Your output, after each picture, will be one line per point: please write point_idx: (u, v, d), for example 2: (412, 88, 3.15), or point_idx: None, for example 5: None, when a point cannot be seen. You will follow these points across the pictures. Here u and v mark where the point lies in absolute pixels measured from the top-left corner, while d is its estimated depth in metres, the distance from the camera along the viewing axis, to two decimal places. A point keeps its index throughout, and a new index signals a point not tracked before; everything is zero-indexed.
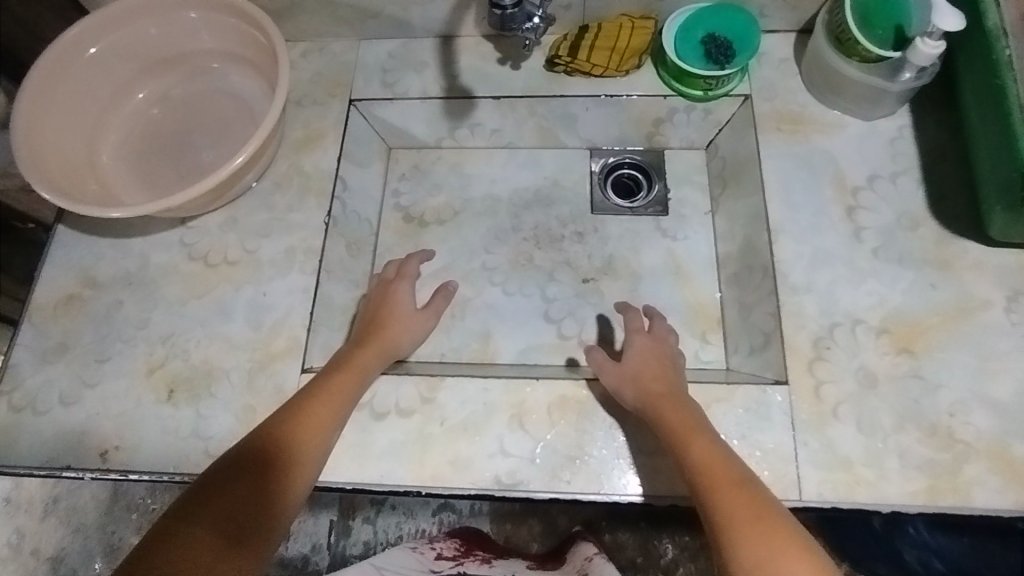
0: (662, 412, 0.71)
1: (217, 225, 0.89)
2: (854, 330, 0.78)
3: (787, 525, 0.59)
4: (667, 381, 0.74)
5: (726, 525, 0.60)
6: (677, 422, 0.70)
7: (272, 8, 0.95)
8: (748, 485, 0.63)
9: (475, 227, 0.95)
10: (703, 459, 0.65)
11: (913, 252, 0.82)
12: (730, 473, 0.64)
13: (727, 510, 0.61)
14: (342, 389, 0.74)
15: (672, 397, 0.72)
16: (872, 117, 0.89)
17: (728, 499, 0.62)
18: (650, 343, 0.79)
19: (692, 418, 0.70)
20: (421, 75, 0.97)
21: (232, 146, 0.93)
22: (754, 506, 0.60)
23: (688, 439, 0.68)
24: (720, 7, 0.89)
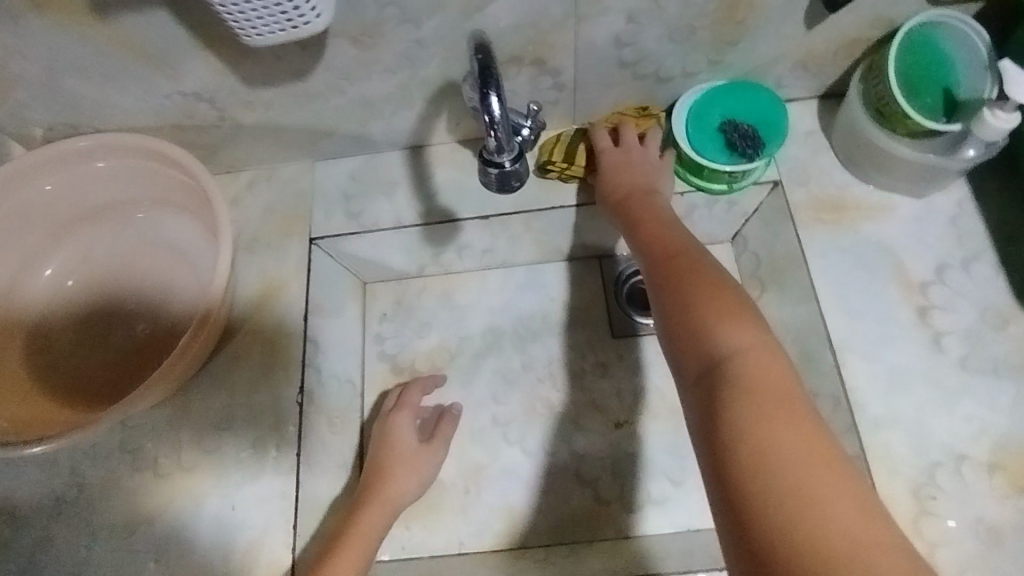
0: (632, 228, 0.66)
1: (165, 420, 0.72)
2: (959, 470, 0.64)
3: (749, 317, 0.51)
4: (649, 207, 0.68)
5: (675, 312, 0.53)
6: (636, 238, 0.65)
7: (205, 141, 0.79)
8: (737, 297, 0.52)
9: (478, 373, 0.80)
10: (663, 277, 0.57)
11: (1009, 357, 0.68)
12: (717, 282, 0.54)
13: (698, 321, 0.51)
14: (357, 540, 0.61)
15: (643, 224, 0.66)
16: (922, 194, 0.75)
17: (686, 292, 0.54)
18: (633, 164, 0.73)
19: (666, 230, 0.64)
20: (392, 197, 0.82)
21: (173, 313, 0.76)
22: (718, 303, 0.52)
23: (644, 256, 0.62)
24: (735, 86, 0.76)
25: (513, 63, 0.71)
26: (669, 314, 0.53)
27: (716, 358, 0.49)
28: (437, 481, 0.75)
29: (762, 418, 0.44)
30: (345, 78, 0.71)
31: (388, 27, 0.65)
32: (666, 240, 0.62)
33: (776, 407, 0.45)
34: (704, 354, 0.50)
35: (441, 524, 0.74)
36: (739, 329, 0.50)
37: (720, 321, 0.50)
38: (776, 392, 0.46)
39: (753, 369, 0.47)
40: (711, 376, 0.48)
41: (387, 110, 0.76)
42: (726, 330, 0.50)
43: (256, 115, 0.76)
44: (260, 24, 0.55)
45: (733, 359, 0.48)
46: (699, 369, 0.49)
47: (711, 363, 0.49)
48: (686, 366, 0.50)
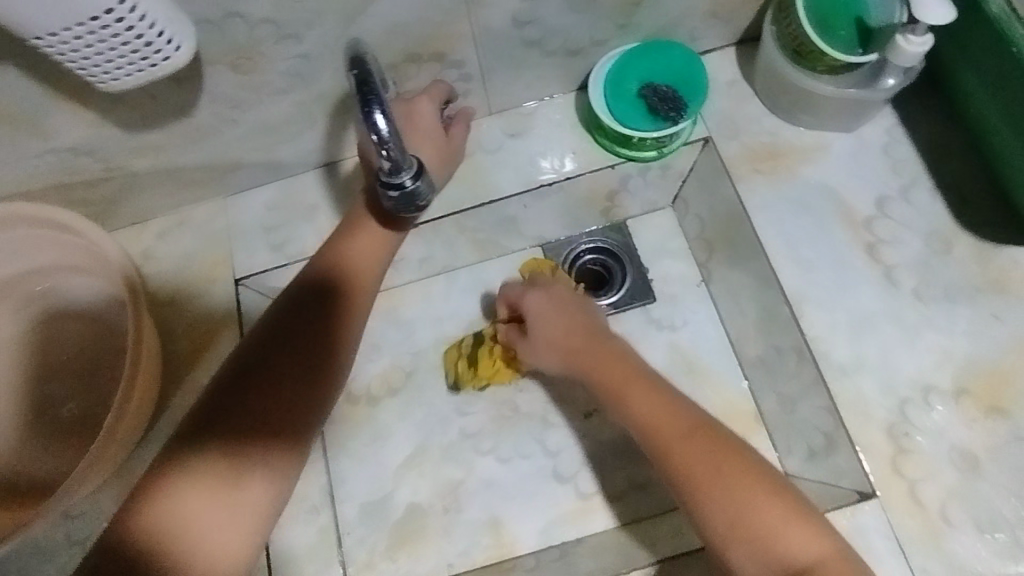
0: (620, 398, 0.58)
1: (114, 500, 0.68)
2: (928, 403, 0.64)
3: (790, 499, 0.51)
4: (617, 362, 0.60)
5: (728, 524, 0.50)
6: (633, 402, 0.57)
7: (98, 196, 0.73)
8: (750, 458, 0.53)
9: (437, 387, 0.77)
10: (697, 456, 0.53)
11: (960, 280, 0.67)
12: (727, 454, 0.53)
13: (740, 522, 0.50)
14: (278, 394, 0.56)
15: (643, 382, 0.58)
16: (853, 127, 0.74)
17: (730, 489, 0.51)
18: (543, 306, 0.65)
19: (652, 391, 0.57)
20: (315, 222, 0.77)
21: (100, 386, 0.71)
22: (762, 498, 0.51)
23: (652, 427, 0.55)
24: (648, 48, 0.73)
25: (412, 61, 0.67)
26: (717, 520, 0.50)
27: (792, 567, 0.48)
28: (414, 508, 0.72)
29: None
30: (234, 107, 0.66)
31: (266, 45, 0.59)
32: (624, 372, 0.59)
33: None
34: (773, 568, 0.48)
35: (426, 550, 0.71)
36: (729, 524, 0.50)
37: (783, 531, 0.49)
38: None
39: (830, 565, 0.48)
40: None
41: (290, 132, 0.71)
42: (790, 537, 0.49)
43: (148, 161, 0.70)
44: (112, 66, 0.49)
45: (813, 568, 0.48)
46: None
47: (790, 574, 0.48)
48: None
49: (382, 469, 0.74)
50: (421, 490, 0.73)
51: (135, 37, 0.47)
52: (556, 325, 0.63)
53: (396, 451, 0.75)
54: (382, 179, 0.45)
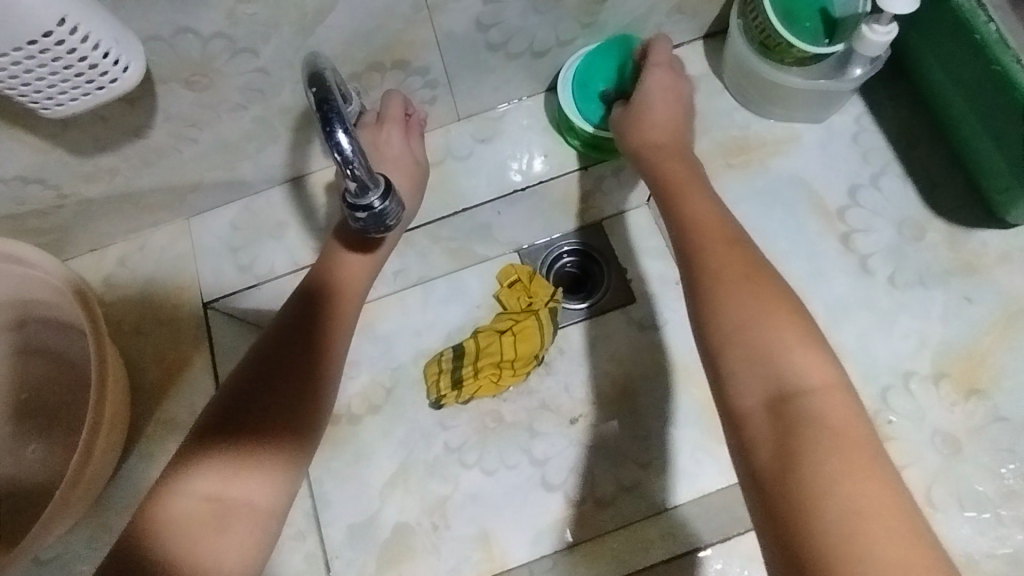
0: (695, 245, 0.56)
1: (86, 542, 0.65)
2: (909, 389, 0.64)
3: (824, 359, 0.47)
4: (712, 219, 0.58)
5: (763, 384, 0.46)
6: (706, 249, 0.55)
7: (52, 225, 0.69)
8: (804, 325, 0.49)
9: (419, 402, 0.75)
10: (733, 297, 0.51)
11: (933, 265, 0.68)
12: (784, 310, 0.50)
13: (761, 343, 0.48)
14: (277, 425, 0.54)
15: (709, 235, 0.56)
16: (822, 117, 0.74)
17: (756, 315, 0.49)
18: (699, 206, 0.59)
19: (731, 246, 0.55)
20: (284, 239, 0.75)
21: (67, 423, 0.68)
22: (802, 351, 0.47)
23: (708, 271, 0.53)
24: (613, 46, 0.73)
25: (374, 70, 0.65)
26: (731, 323, 0.50)
27: (777, 393, 0.45)
28: (402, 526, 0.70)
29: (842, 468, 0.41)
30: (191, 125, 0.63)
31: (221, 60, 0.57)
32: (725, 234, 0.55)
33: (853, 464, 0.41)
34: (769, 383, 0.46)
35: (416, 570, 0.69)
36: (739, 324, 0.49)
37: (793, 351, 0.47)
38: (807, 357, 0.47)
39: (831, 414, 0.44)
40: (783, 403, 0.45)
41: (251, 148, 0.69)
42: (798, 366, 0.47)
43: (102, 185, 0.67)
44: (53, 91, 0.46)
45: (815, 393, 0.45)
46: (765, 405, 0.45)
47: (776, 391, 0.46)
48: (741, 410, 0.46)
49: (366, 489, 0.72)
50: (408, 508, 0.71)
51: (77, 59, 0.44)
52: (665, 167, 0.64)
53: (380, 470, 0.73)
54: (348, 201, 0.43)
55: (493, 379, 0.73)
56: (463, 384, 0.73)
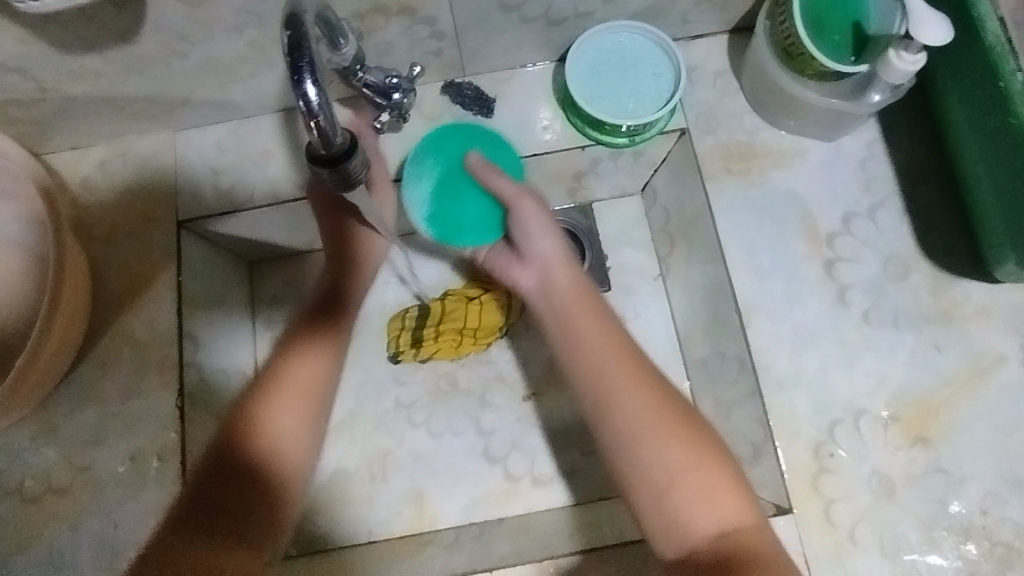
0: (602, 383, 0.53)
1: (28, 440, 0.65)
2: (857, 425, 0.64)
3: (742, 495, 0.49)
4: (621, 350, 0.54)
5: (687, 508, 0.49)
6: (625, 394, 0.52)
7: (32, 117, 0.68)
8: (725, 465, 0.50)
9: (378, 353, 0.75)
10: (664, 441, 0.50)
11: (910, 308, 0.67)
12: (704, 453, 0.50)
13: (693, 487, 0.49)
14: (296, 393, 0.55)
15: (611, 362, 0.53)
16: (832, 137, 0.71)
17: (683, 466, 0.49)
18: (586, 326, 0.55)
19: (644, 389, 0.52)
20: (268, 169, 0.74)
21: (18, 320, 0.67)
22: (724, 491, 0.49)
23: (623, 421, 0.51)
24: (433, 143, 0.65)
25: (378, 12, 0.62)
26: (664, 467, 0.49)
27: (717, 536, 0.47)
28: (341, 471, 0.72)
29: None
30: (181, 40, 0.61)
31: None
32: (629, 360, 0.53)
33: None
34: (710, 521, 0.48)
35: (348, 515, 0.71)
36: (677, 468, 0.49)
37: (721, 496, 0.48)
38: (725, 485, 0.49)
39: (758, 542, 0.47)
40: (730, 548, 0.47)
41: (245, 71, 0.67)
42: (720, 505, 0.48)
43: (85, 86, 0.65)
44: None
45: (740, 531, 0.48)
46: (714, 552, 0.47)
47: (722, 537, 0.47)
48: (691, 548, 0.48)
49: None
50: (350, 455, 0.73)
51: None
52: (561, 281, 0.59)
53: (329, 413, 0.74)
54: (313, 154, 0.41)
55: (453, 345, 0.72)
56: (422, 345, 0.72)
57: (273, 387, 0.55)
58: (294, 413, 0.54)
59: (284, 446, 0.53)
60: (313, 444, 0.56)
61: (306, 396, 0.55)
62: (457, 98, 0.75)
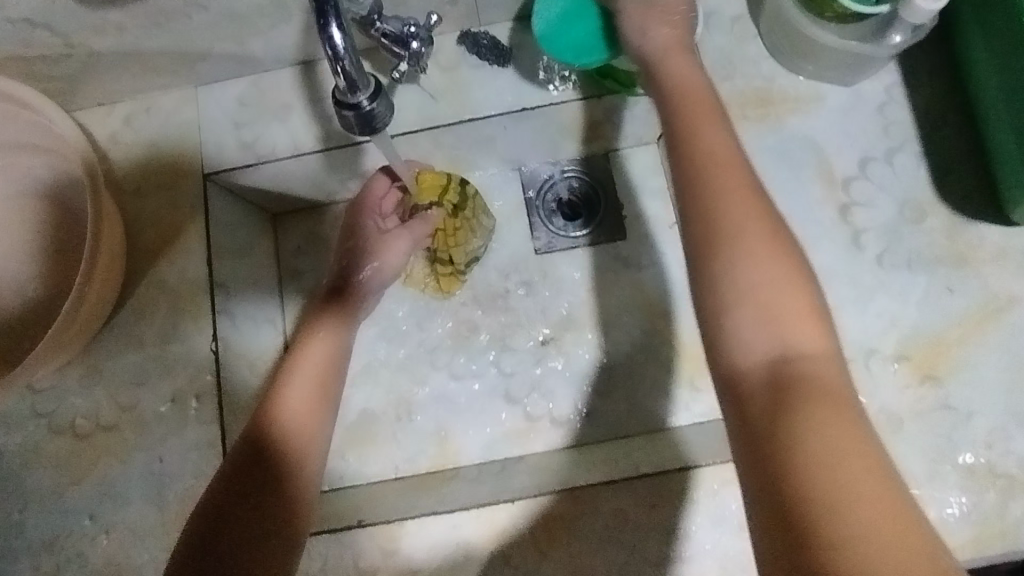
0: (706, 213, 0.49)
1: (78, 379, 0.70)
2: (868, 365, 0.66)
3: (821, 325, 0.46)
4: (738, 168, 0.51)
5: (757, 331, 0.45)
6: (724, 197, 0.49)
7: (59, 73, 0.71)
8: (805, 292, 0.46)
9: (401, 300, 0.78)
10: (752, 264, 0.47)
11: (923, 250, 0.68)
12: (795, 286, 0.46)
13: (767, 304, 0.46)
14: (309, 371, 0.62)
15: (733, 194, 0.49)
16: (850, 81, 0.71)
17: (768, 284, 0.46)
18: (714, 140, 0.53)
19: (748, 203, 0.49)
20: (287, 122, 0.75)
21: (64, 268, 0.72)
22: (806, 320, 0.45)
23: (725, 230, 0.49)
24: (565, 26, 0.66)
25: None
26: (749, 286, 0.46)
27: (776, 359, 0.44)
28: (368, 413, 0.76)
29: (825, 415, 0.40)
30: None
31: None
32: (747, 185, 0.50)
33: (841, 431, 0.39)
34: (775, 344, 0.44)
35: (375, 453, 0.74)
36: (757, 285, 0.46)
37: (795, 317, 0.45)
38: (795, 308, 0.46)
39: (823, 375, 0.43)
40: (787, 374, 0.43)
41: (264, 23, 0.68)
42: (794, 330, 0.45)
43: (109, 40, 0.67)
44: None
45: (808, 356, 0.44)
46: (767, 376, 0.43)
47: (782, 362, 0.44)
48: (743, 373, 0.45)
49: None
50: (376, 397, 0.76)
51: None
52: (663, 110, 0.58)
53: (355, 358, 0.77)
54: (337, 96, 0.44)
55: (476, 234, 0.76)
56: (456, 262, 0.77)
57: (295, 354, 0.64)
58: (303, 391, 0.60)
59: (288, 413, 0.59)
60: (325, 412, 0.61)
61: (315, 376, 0.62)
62: (474, 48, 0.74)
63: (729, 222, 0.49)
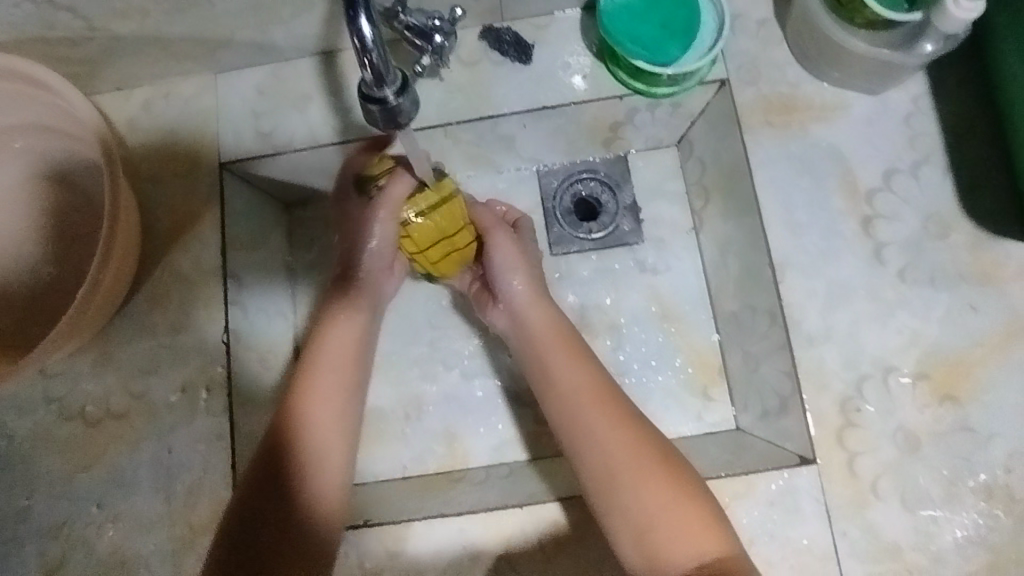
0: (572, 435, 0.57)
1: (89, 366, 0.70)
2: (886, 381, 0.64)
3: (713, 524, 0.51)
4: (596, 391, 0.58)
5: (631, 501, 0.53)
6: (593, 431, 0.56)
7: (80, 56, 0.71)
8: (676, 473, 0.53)
9: (413, 297, 0.78)
10: (640, 482, 0.53)
11: (947, 266, 0.66)
12: (639, 447, 0.55)
13: (654, 530, 0.52)
14: (336, 358, 0.62)
15: (596, 409, 0.57)
16: (880, 90, 0.70)
17: (644, 502, 0.53)
18: (574, 376, 0.60)
19: (619, 414, 0.57)
20: (305, 113, 0.74)
21: (80, 253, 0.72)
22: (663, 486, 0.53)
23: (600, 455, 0.55)
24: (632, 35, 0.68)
25: None
26: (634, 522, 0.52)
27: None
28: (376, 410, 0.75)
29: (669, 502, 0.52)
30: None
31: None
32: (603, 403, 0.58)
33: (682, 527, 0.51)
34: (641, 504, 0.52)
35: (382, 451, 0.74)
36: (642, 513, 0.52)
37: (682, 529, 0.51)
38: (678, 505, 0.52)
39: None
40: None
41: (286, 12, 0.67)
42: (680, 543, 0.51)
43: (132, 25, 0.67)
44: None
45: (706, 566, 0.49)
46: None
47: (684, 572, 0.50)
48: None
49: None
50: (386, 394, 0.76)
51: None
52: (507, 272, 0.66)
53: None
54: (363, 90, 0.45)
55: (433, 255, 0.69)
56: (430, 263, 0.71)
57: (317, 337, 0.63)
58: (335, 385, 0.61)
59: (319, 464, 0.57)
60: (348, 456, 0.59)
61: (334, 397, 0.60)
62: (496, 44, 0.74)
63: (585, 443, 0.56)
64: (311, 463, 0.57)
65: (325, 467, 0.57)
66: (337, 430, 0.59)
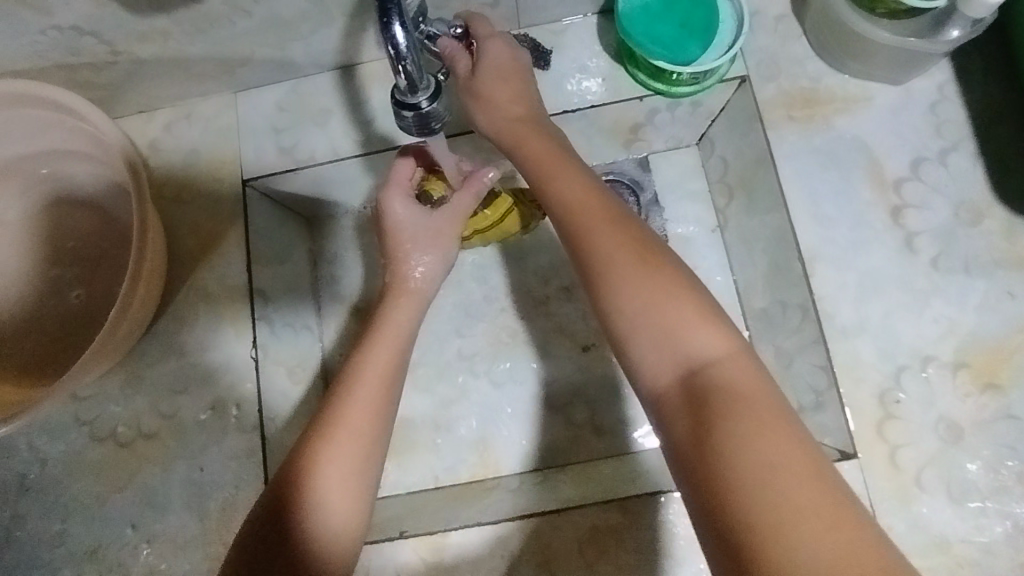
0: (577, 233, 0.51)
1: (119, 387, 0.70)
2: (925, 371, 0.63)
3: (718, 325, 0.46)
4: (597, 201, 0.52)
5: (637, 308, 0.46)
6: (593, 236, 0.50)
7: (103, 81, 0.71)
8: (682, 284, 0.47)
9: (438, 306, 0.78)
10: (632, 285, 0.47)
11: (981, 253, 0.65)
12: (641, 251, 0.49)
13: (662, 325, 0.46)
14: (374, 376, 0.54)
15: (595, 219, 0.51)
16: (902, 79, 0.69)
17: (650, 309, 0.46)
18: (571, 187, 0.53)
19: (617, 227, 0.50)
20: (326, 127, 0.75)
21: (106, 276, 0.72)
22: (673, 302, 0.46)
23: (603, 260, 0.49)
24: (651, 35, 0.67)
25: None
26: (630, 327, 0.47)
27: (687, 376, 0.44)
28: (406, 420, 0.75)
29: (674, 312, 0.46)
30: None
31: None
32: (606, 213, 0.51)
33: (670, 334, 0.45)
34: (655, 326, 0.46)
35: (414, 462, 0.73)
36: (644, 318, 0.46)
37: (689, 329, 0.45)
38: (683, 312, 0.46)
39: (739, 385, 0.43)
40: (699, 389, 0.43)
41: (306, 28, 0.68)
42: (692, 339, 0.45)
43: (154, 47, 0.68)
44: None
45: (714, 364, 0.44)
46: (681, 395, 0.44)
47: (691, 374, 0.44)
48: (664, 389, 0.45)
49: None
50: (416, 405, 0.75)
51: None
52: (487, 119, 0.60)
53: None
54: (398, 97, 0.46)
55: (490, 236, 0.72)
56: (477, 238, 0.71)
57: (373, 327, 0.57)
58: (354, 416, 0.52)
59: (349, 453, 0.50)
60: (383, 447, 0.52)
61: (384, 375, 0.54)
62: None
63: (587, 248, 0.50)
64: (336, 455, 0.50)
65: (333, 496, 0.49)
66: (355, 450, 0.51)
